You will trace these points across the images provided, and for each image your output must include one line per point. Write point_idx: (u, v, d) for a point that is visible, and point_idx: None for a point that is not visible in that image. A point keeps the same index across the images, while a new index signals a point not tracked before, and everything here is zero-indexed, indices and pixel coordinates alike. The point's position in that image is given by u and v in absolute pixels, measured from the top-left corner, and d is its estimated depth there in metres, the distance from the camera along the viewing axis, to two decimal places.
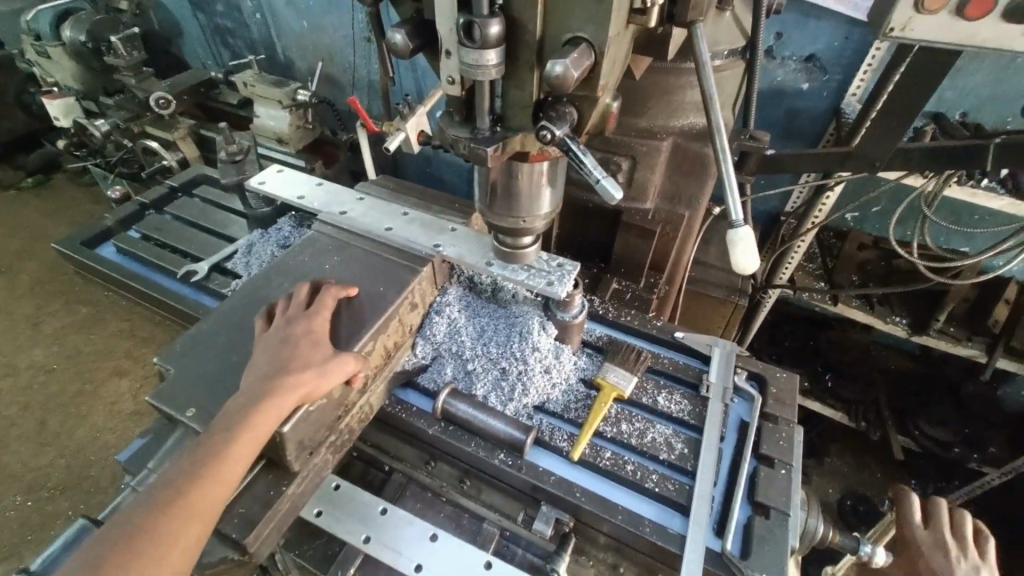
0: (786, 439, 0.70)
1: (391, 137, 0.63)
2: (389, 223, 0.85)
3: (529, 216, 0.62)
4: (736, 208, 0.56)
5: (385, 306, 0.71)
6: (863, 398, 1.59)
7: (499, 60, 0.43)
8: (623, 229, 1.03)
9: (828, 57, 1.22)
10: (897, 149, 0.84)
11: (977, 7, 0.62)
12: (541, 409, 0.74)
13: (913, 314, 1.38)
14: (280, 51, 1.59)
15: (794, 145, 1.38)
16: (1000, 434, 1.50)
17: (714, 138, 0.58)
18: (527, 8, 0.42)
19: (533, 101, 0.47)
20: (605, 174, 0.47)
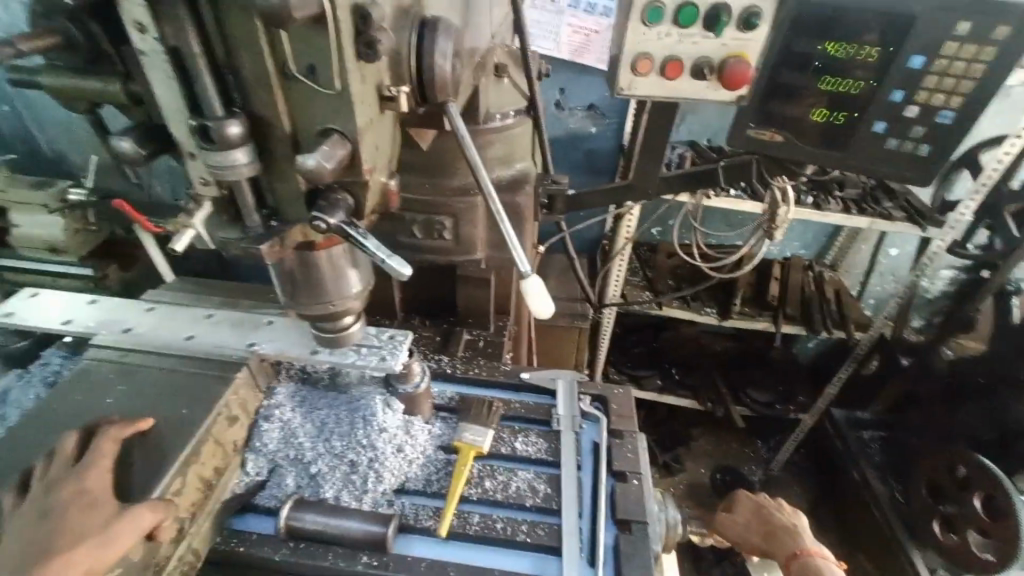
0: (632, 450, 0.76)
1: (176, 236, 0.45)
2: (190, 331, 0.75)
3: (340, 299, 0.59)
4: (521, 259, 0.63)
5: (192, 431, 0.61)
6: (703, 382, 1.81)
7: (251, 159, 0.42)
8: (462, 283, 1.05)
9: (604, 105, 1.50)
10: (660, 178, 1.00)
11: (674, 69, 0.76)
12: (402, 491, 0.70)
13: (717, 302, 1.64)
14: (42, 146, 1.36)
15: (599, 179, 1.63)
16: (803, 384, 1.84)
17: (488, 203, 0.64)
18: (266, 103, 0.42)
19: (303, 192, 0.46)
20: (390, 254, 0.48)
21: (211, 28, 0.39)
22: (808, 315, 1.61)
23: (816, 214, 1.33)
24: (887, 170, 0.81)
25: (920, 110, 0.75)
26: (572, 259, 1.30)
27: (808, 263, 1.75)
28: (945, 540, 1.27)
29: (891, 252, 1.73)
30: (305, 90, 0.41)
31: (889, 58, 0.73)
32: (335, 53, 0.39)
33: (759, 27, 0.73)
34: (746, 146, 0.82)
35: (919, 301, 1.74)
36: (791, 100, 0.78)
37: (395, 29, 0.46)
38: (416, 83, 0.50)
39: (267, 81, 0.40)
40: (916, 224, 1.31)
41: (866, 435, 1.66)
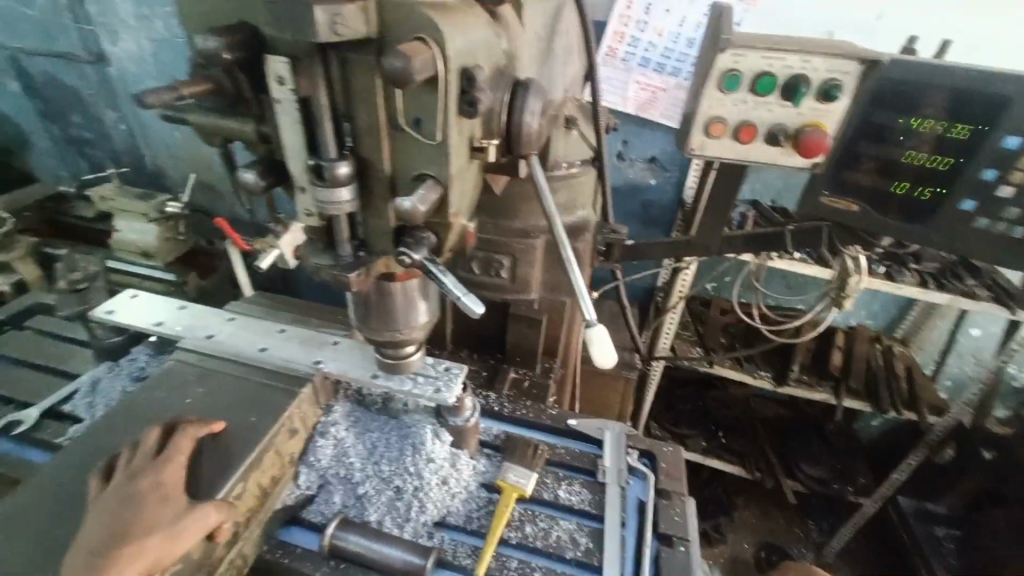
0: (680, 513, 0.73)
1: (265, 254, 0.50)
2: (263, 342, 0.81)
3: (407, 328, 0.63)
4: (587, 307, 0.64)
5: (259, 438, 0.65)
6: (752, 450, 1.71)
7: (352, 196, 0.48)
8: (513, 321, 1.08)
9: (665, 158, 1.52)
10: (724, 237, 1.00)
11: (747, 133, 0.76)
12: (443, 525, 0.70)
13: (773, 365, 1.57)
14: (151, 162, 1.52)
15: (653, 232, 1.64)
16: (864, 464, 1.70)
17: (560, 250, 0.66)
18: (374, 149, 0.47)
19: (392, 228, 0.50)
20: (466, 291, 0.50)
21: (338, 84, 0.45)
22: (873, 390, 1.51)
23: (889, 285, 1.26)
24: (973, 248, 0.77)
25: (1013, 190, 0.72)
26: (624, 307, 1.29)
27: (875, 335, 1.65)
28: None
29: (971, 332, 1.61)
30: (411, 140, 0.46)
31: (980, 136, 0.71)
32: (441, 109, 0.43)
33: (839, 98, 0.72)
34: (818, 212, 0.81)
35: (1003, 389, 1.59)
36: (868, 170, 0.77)
37: (491, 89, 0.51)
38: (505, 137, 0.54)
39: (377, 129, 0.46)
40: (1002, 304, 1.22)
41: (938, 531, 1.50)
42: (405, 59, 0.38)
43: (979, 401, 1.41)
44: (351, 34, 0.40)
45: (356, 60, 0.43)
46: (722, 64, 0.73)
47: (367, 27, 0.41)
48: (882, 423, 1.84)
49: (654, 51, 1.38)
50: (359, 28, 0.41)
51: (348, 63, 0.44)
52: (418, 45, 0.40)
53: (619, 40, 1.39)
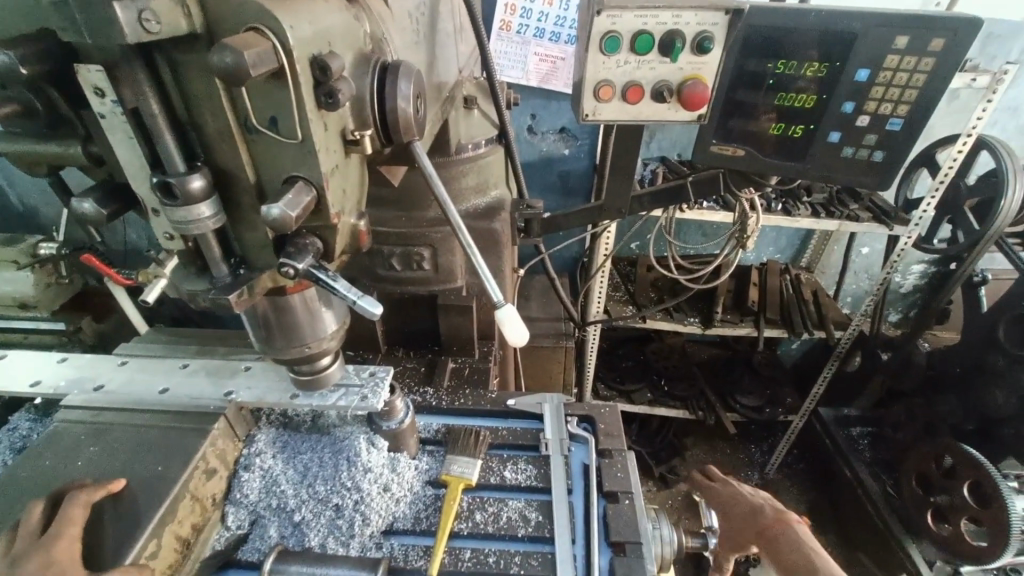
0: (622, 469, 0.75)
1: (149, 286, 0.46)
2: (163, 383, 0.73)
3: (314, 341, 0.59)
4: (492, 290, 0.64)
5: (168, 487, 0.59)
6: (693, 392, 1.82)
7: (215, 211, 0.43)
8: (443, 312, 1.00)
9: (574, 127, 1.53)
10: (632, 197, 1.02)
11: (634, 93, 0.78)
12: (391, 532, 0.68)
13: (700, 311, 1.66)
14: (13, 201, 1.34)
15: (574, 201, 1.67)
16: (790, 385, 1.86)
17: (459, 234, 0.64)
18: (230, 157, 0.42)
19: (270, 240, 0.46)
20: (360, 294, 0.48)
21: (173, 89, 0.40)
22: (788, 318, 1.63)
23: (787, 221, 1.36)
24: (843, 177, 0.84)
25: (870, 120, 0.79)
26: (555, 279, 1.30)
27: (784, 267, 1.78)
28: (937, 529, 1.27)
29: (862, 252, 1.78)
30: (269, 142, 0.42)
31: (837, 72, 0.76)
32: (295, 103, 0.39)
33: (712, 50, 0.74)
34: (710, 161, 0.85)
35: (893, 297, 1.79)
36: (749, 116, 0.81)
37: (356, 77, 0.47)
38: (381, 126, 0.51)
39: (230, 134, 0.41)
40: (882, 223, 1.36)
41: (855, 431, 1.67)
42: (235, 52, 0.34)
43: (875, 311, 1.56)
44: (170, 28, 0.35)
45: (187, 60, 0.38)
46: (600, 28, 0.73)
47: (190, 20, 0.37)
48: (802, 346, 2.02)
49: (546, 20, 1.37)
50: (178, 22, 0.36)
51: (178, 63, 0.39)
52: (252, 36, 0.36)
53: (510, 13, 1.37)
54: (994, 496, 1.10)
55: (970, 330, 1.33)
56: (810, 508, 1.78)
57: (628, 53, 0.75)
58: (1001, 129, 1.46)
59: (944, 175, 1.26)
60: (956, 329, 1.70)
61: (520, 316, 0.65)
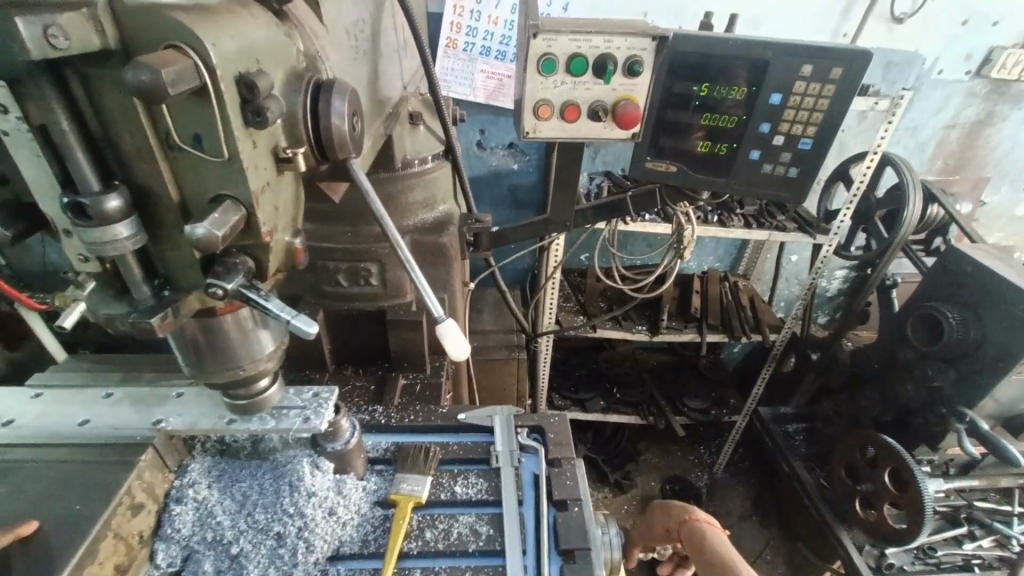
0: (571, 477, 0.76)
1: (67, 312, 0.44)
2: (83, 414, 0.68)
3: (249, 363, 0.57)
4: (433, 304, 0.64)
5: (87, 527, 0.55)
6: (643, 398, 1.87)
7: (133, 231, 0.41)
8: (392, 328, 0.98)
9: (522, 143, 1.57)
10: (577, 210, 1.06)
11: (571, 112, 0.81)
12: (337, 557, 0.66)
13: (647, 319, 1.72)
14: None
15: (524, 213, 1.70)
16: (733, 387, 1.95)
17: (398, 250, 0.64)
18: (150, 176, 0.41)
19: (196, 258, 0.45)
20: (293, 313, 0.47)
21: (86, 106, 0.38)
22: (727, 323, 1.72)
23: (721, 232, 1.45)
24: (764, 191, 0.90)
25: (784, 139, 0.85)
26: (506, 292, 1.31)
27: (723, 275, 1.88)
28: (865, 515, 1.36)
29: (791, 260, 1.92)
30: (191, 160, 0.41)
31: (754, 96, 0.83)
32: (218, 122, 0.39)
33: (642, 73, 0.79)
34: (645, 176, 0.90)
35: (821, 300, 1.93)
36: (678, 135, 0.87)
37: (287, 94, 0.47)
38: (314, 143, 0.51)
39: (148, 152, 0.40)
40: (806, 233, 1.48)
41: (791, 429, 1.74)
42: (151, 70, 0.33)
43: (804, 314, 1.68)
44: (81, 46, 0.34)
45: (99, 75, 0.37)
46: (536, 49, 0.76)
47: (103, 36, 0.35)
48: (742, 349, 2.13)
49: (491, 39, 1.41)
50: (88, 39, 0.35)
51: (92, 79, 0.38)
52: (171, 53, 0.35)
53: (456, 31, 1.39)
54: (911, 481, 1.20)
55: (885, 328, 1.46)
56: (755, 504, 1.87)
57: (563, 74, 0.79)
58: (903, 147, 1.62)
59: (857, 188, 1.39)
60: (875, 329, 1.85)
61: (462, 330, 0.66)
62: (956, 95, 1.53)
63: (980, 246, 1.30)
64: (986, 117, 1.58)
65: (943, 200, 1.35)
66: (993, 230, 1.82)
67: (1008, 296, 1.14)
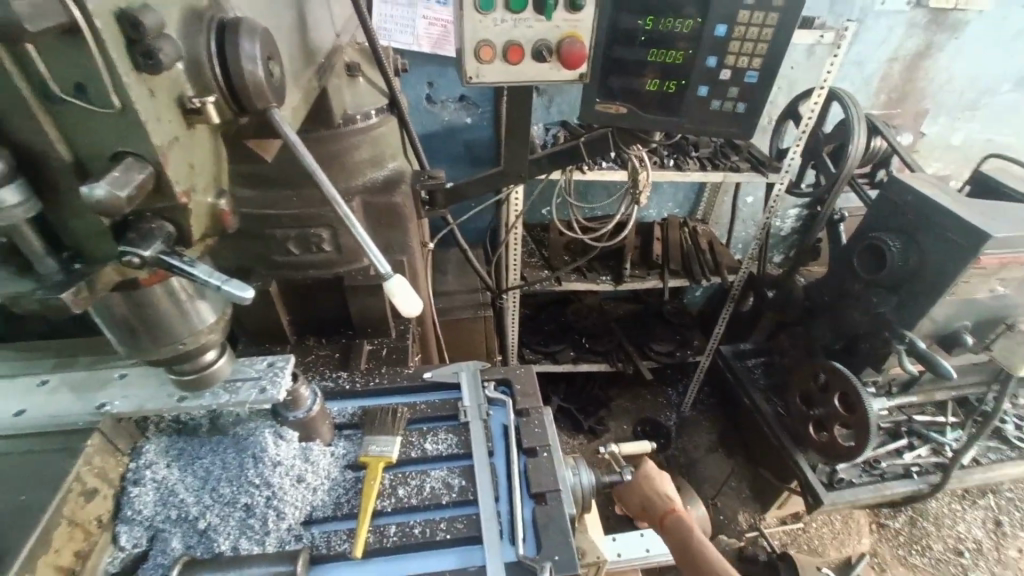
0: (540, 424, 0.78)
1: None
2: (18, 404, 0.65)
3: (190, 336, 0.54)
4: (382, 262, 0.61)
5: (35, 518, 0.53)
6: (612, 346, 1.92)
7: (21, 197, 0.37)
8: (351, 294, 0.95)
9: (474, 95, 1.51)
10: (531, 160, 1.02)
11: (514, 54, 0.77)
12: (310, 522, 0.66)
13: (611, 269, 1.73)
14: None
15: (482, 169, 1.65)
16: (696, 329, 2.02)
17: (337, 207, 0.61)
18: (32, 133, 0.37)
19: (106, 226, 0.41)
20: (225, 278, 0.44)
21: None
22: (688, 267, 1.77)
23: (678, 175, 1.45)
24: (716, 128, 0.90)
25: (732, 73, 0.85)
26: (467, 250, 1.28)
27: (683, 220, 1.90)
28: (817, 437, 1.46)
29: (747, 201, 1.96)
30: (79, 113, 0.36)
31: (700, 28, 0.82)
32: (104, 67, 0.34)
33: (585, 7, 0.75)
34: (598, 119, 0.86)
35: (776, 239, 1.99)
36: (629, 74, 0.84)
37: (186, 35, 0.42)
38: (228, 92, 0.46)
39: (26, 106, 0.35)
40: (759, 172, 1.50)
41: (750, 363, 1.83)
42: None
43: (761, 253, 1.73)
44: None
45: None
46: None
47: None
48: (704, 292, 2.20)
49: None
50: None
51: None
52: None
53: None
54: (858, 401, 1.29)
55: (834, 260, 1.52)
56: (719, 435, 1.98)
57: (503, 12, 0.74)
58: (850, 81, 1.64)
59: (806, 125, 1.40)
60: (826, 263, 1.93)
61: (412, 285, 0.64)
62: (898, 26, 1.55)
63: (919, 175, 1.36)
64: (927, 48, 1.61)
65: (885, 132, 1.39)
66: (932, 162, 1.89)
67: (942, 220, 1.21)
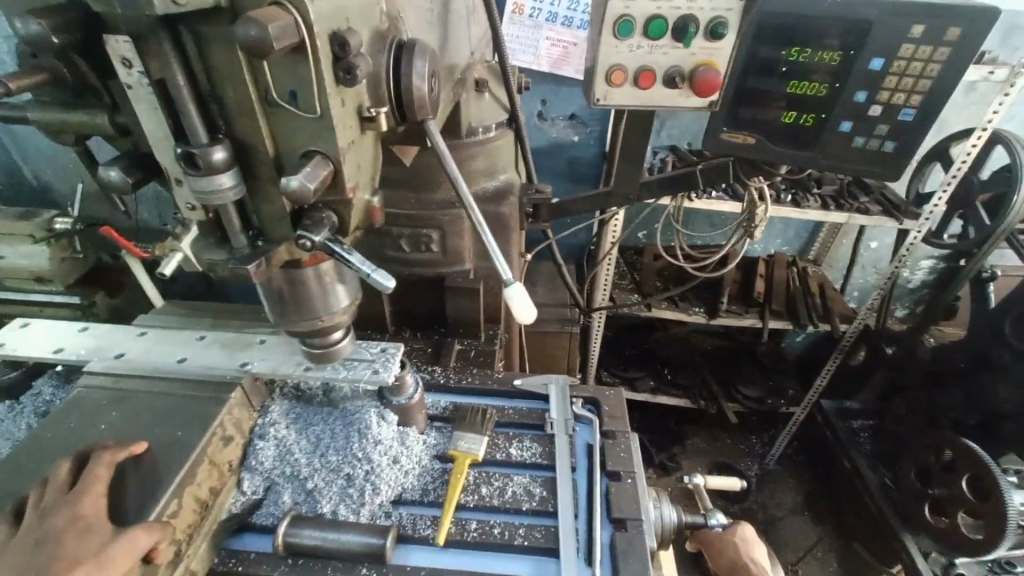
0: (625, 449, 0.76)
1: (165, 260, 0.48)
2: (181, 352, 0.76)
3: (328, 314, 0.60)
4: (500, 269, 0.65)
5: (188, 452, 0.62)
6: (696, 381, 1.83)
7: (235, 182, 0.44)
8: (451, 294, 1.00)
9: (585, 114, 1.53)
10: (642, 183, 1.02)
11: (647, 79, 0.78)
12: (399, 502, 0.70)
13: (705, 302, 1.65)
14: (29, 176, 1.40)
15: (583, 187, 1.67)
16: (793, 377, 1.87)
17: (467, 213, 0.65)
18: (250, 130, 0.44)
19: (287, 212, 0.48)
20: (373, 267, 0.49)
21: (196, 62, 0.41)
22: (793, 311, 1.62)
23: (795, 211, 1.36)
24: (854, 167, 0.83)
25: (882, 109, 0.78)
26: (561, 265, 1.30)
27: (792, 259, 1.77)
28: (934, 521, 1.27)
29: (870, 246, 1.78)
30: (287, 116, 0.43)
31: (851, 60, 0.76)
32: (315, 79, 0.41)
33: (726, 35, 0.74)
34: (720, 150, 0.86)
35: (901, 291, 1.79)
36: (759, 105, 0.81)
37: (373, 53, 0.48)
38: (395, 104, 0.52)
39: (250, 107, 0.43)
40: (892, 217, 1.35)
41: (855, 424, 1.65)
42: (259, 25, 0.35)
43: (881, 305, 1.55)
44: (196, 2, 0.37)
45: (209, 32, 0.40)
46: (613, 11, 0.73)
47: None
48: (806, 339, 2.02)
49: (558, 4, 1.37)
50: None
51: (202, 37, 0.40)
52: (275, 10, 0.37)
53: None
54: (993, 490, 1.11)
55: (977, 323, 1.33)
56: (807, 498, 1.80)
57: (639, 37, 0.75)
58: (1017, 124, 1.44)
59: (957, 170, 1.25)
60: (961, 326, 1.69)
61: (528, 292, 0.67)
62: None
63: None
64: None
65: None
66: None
67: None
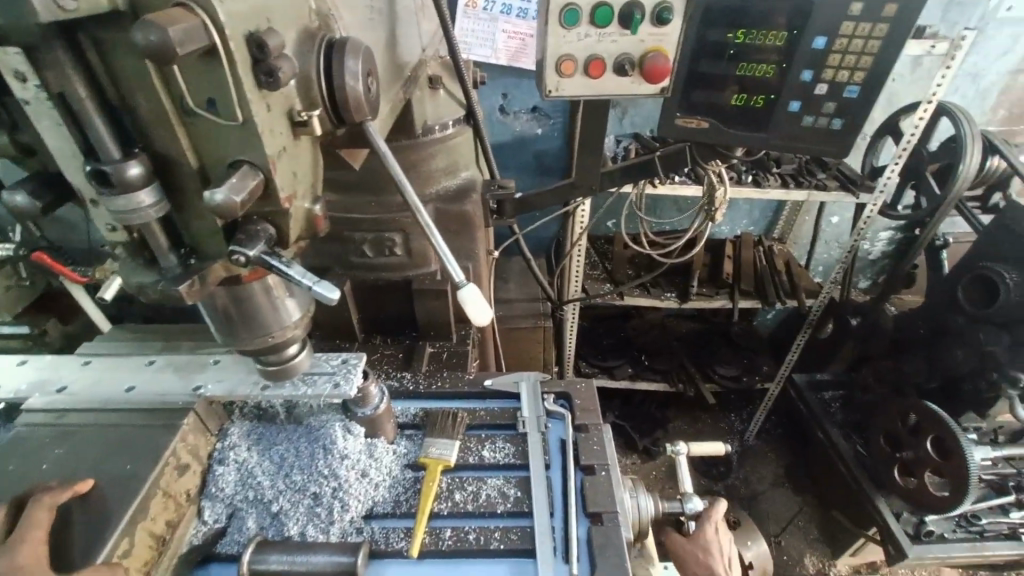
0: (599, 442, 0.76)
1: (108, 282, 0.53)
2: (130, 380, 0.72)
3: (278, 330, 0.58)
4: (456, 270, 0.63)
5: (139, 485, 0.58)
6: (673, 365, 1.85)
7: (156, 199, 0.41)
8: (418, 297, 0.98)
9: (547, 106, 1.52)
10: (604, 172, 1.01)
11: (595, 68, 0.77)
12: (371, 516, 0.68)
13: (676, 286, 1.67)
14: None
15: (549, 179, 1.66)
16: (766, 354, 1.90)
17: (418, 215, 0.63)
18: (169, 142, 0.41)
19: (219, 227, 0.45)
20: (314, 279, 0.47)
21: (101, 72, 0.38)
22: (761, 290, 1.66)
23: (756, 192, 1.38)
24: (806, 145, 0.84)
25: (828, 87, 0.79)
26: (530, 259, 1.28)
27: (758, 239, 1.80)
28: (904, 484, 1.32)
29: (832, 221, 1.82)
30: (207, 125, 0.40)
31: (795, 40, 0.77)
32: (232, 83, 0.38)
33: (672, 20, 0.74)
34: (676, 134, 0.85)
35: (863, 263, 1.84)
36: (712, 87, 0.81)
37: (300, 53, 0.46)
38: (330, 106, 0.49)
39: (166, 118, 0.40)
40: (849, 192, 1.39)
41: (827, 396, 1.69)
42: (158, 29, 0.32)
43: (845, 278, 1.59)
44: (90, 7, 0.34)
45: (111, 39, 0.37)
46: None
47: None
48: (776, 315, 2.07)
49: None
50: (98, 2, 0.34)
51: (104, 45, 0.37)
52: (180, 12, 0.34)
53: None
54: (955, 449, 1.15)
55: (934, 290, 1.37)
56: (786, 471, 1.84)
57: (586, 25, 0.74)
58: (962, 95, 1.49)
59: (907, 142, 1.28)
60: (921, 293, 1.75)
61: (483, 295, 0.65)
62: None
63: None
64: None
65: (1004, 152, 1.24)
66: None
67: None
